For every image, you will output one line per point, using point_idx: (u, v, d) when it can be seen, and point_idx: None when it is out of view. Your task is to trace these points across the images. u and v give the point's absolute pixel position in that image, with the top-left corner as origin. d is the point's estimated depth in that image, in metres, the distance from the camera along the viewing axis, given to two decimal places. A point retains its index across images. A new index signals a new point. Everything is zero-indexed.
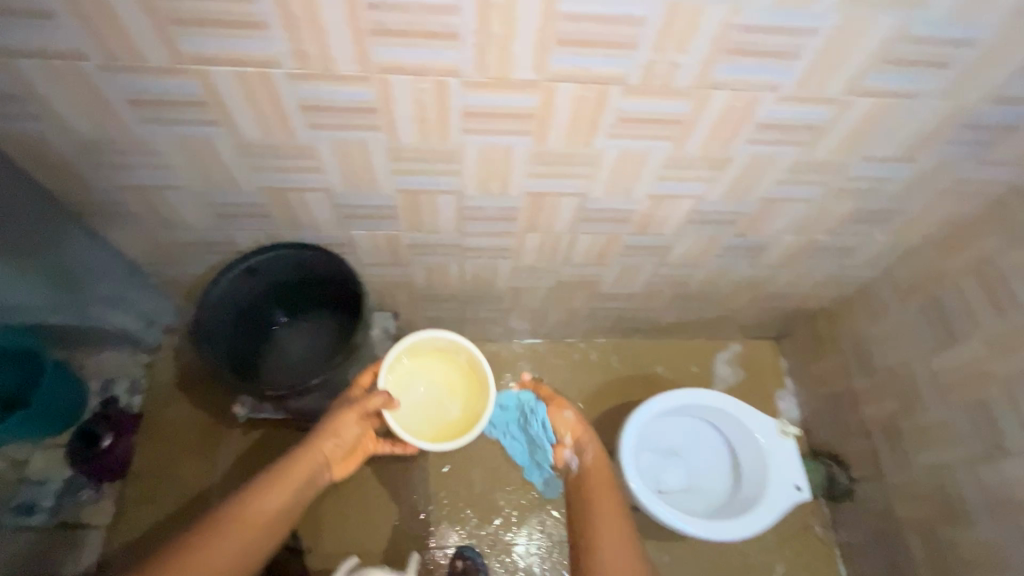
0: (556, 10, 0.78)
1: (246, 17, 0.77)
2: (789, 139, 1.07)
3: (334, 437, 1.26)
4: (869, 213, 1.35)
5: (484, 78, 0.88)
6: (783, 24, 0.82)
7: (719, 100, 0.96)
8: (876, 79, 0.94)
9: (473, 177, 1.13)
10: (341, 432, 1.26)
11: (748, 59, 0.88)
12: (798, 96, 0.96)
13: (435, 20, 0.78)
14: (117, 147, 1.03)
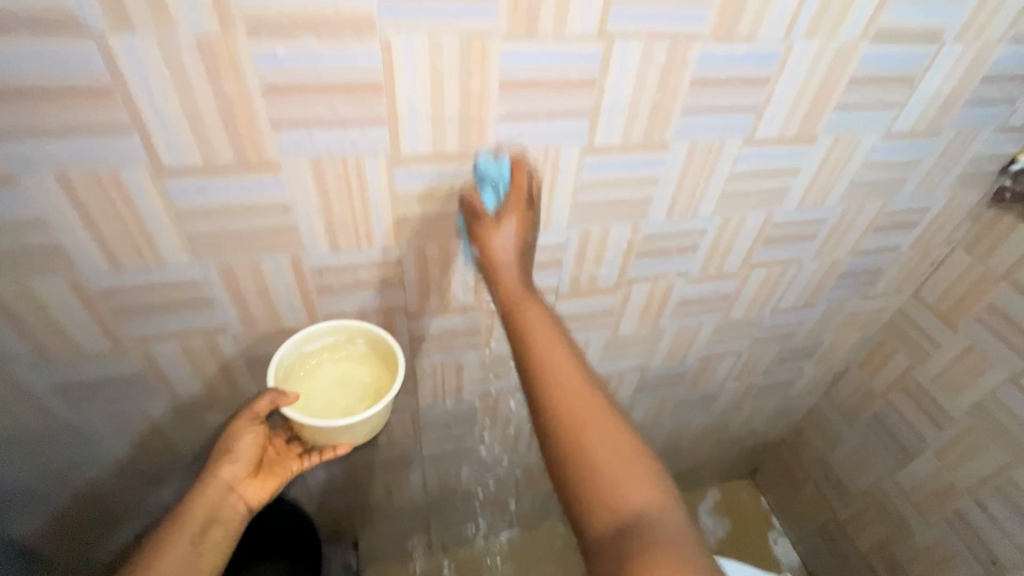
0: None
1: (193, 299, 0.79)
2: (707, 309, 1.19)
3: (222, 466, 0.87)
4: (792, 350, 1.46)
5: (429, 309, 0.94)
6: (677, 230, 0.97)
7: (640, 290, 1.07)
8: (763, 255, 1.10)
9: (427, 392, 1.12)
10: (231, 449, 0.87)
11: (656, 258, 1.01)
12: (705, 276, 1.10)
13: (378, 272, 0.85)
14: (45, 441, 0.90)
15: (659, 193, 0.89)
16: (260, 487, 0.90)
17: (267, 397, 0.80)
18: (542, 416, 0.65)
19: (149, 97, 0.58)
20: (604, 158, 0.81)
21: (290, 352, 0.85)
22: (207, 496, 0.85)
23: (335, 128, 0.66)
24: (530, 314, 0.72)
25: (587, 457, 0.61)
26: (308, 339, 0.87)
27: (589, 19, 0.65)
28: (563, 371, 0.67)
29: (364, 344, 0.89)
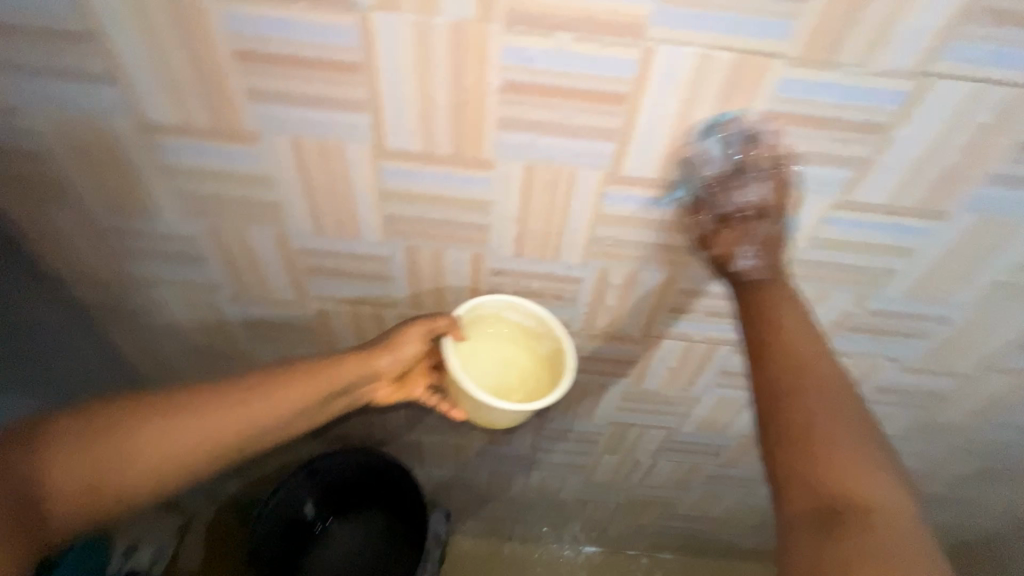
0: (673, 285, 0.78)
1: (375, 273, 0.80)
2: (910, 403, 0.98)
3: (379, 354, 0.77)
4: (1000, 471, 1.17)
5: (591, 330, 0.88)
6: (912, 311, 0.79)
7: (836, 365, 0.90)
8: (1016, 361, 0.86)
9: (559, 405, 1.07)
10: (398, 344, 0.77)
11: (871, 336, 0.84)
12: (923, 368, 0.89)
13: (552, 286, 0.80)
14: (222, 358, 1.01)
15: (907, 268, 0.72)
16: (389, 395, 0.87)
17: (450, 324, 0.74)
18: (781, 432, 0.58)
19: (390, 79, 0.57)
20: (856, 217, 0.66)
21: (492, 304, 0.77)
22: (356, 370, 0.76)
23: (559, 137, 0.60)
24: (777, 299, 0.64)
25: (863, 522, 0.51)
26: (509, 307, 0.78)
27: (909, 52, 0.51)
28: (822, 398, 0.57)
29: (546, 349, 0.79)
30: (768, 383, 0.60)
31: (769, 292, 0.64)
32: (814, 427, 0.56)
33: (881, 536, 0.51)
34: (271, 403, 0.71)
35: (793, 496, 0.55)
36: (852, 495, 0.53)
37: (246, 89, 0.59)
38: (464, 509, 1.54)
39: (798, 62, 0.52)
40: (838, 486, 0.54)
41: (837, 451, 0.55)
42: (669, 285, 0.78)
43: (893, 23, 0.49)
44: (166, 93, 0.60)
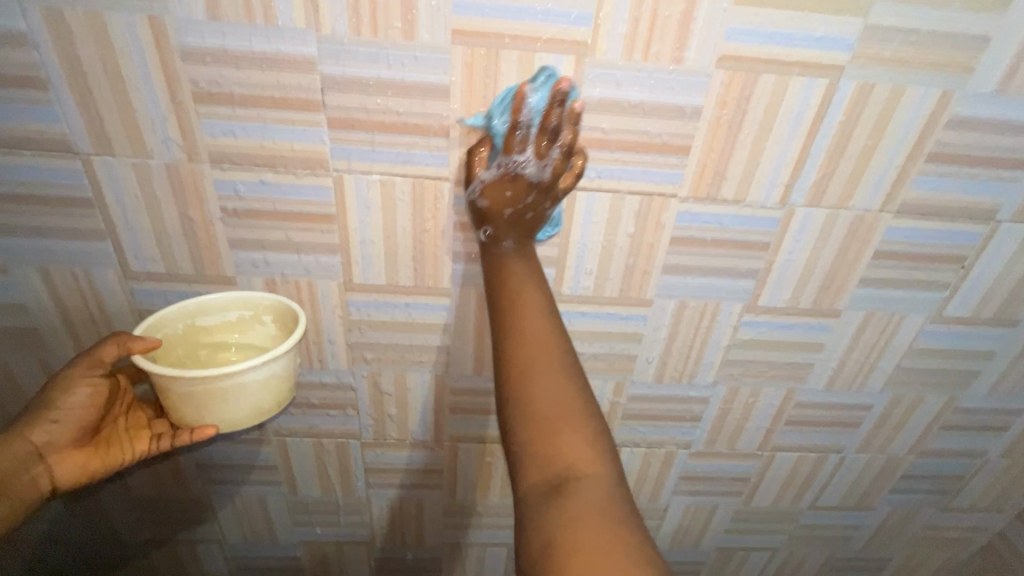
0: (445, 387, 0.82)
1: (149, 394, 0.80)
2: (720, 490, 0.99)
3: (33, 425, 0.62)
4: (849, 560, 1.16)
5: (384, 439, 0.88)
6: (670, 394, 0.85)
7: (632, 455, 0.92)
8: (788, 436, 0.92)
9: (383, 529, 1.01)
10: (58, 400, 0.63)
11: (647, 422, 0.88)
12: (712, 452, 0.93)
13: (330, 395, 0.82)
14: None
15: (645, 353, 0.80)
16: (78, 470, 0.65)
17: (117, 341, 0.61)
18: (515, 404, 0.50)
19: (122, 211, 0.64)
20: (575, 309, 0.74)
21: (177, 316, 0.66)
22: (3, 460, 0.60)
23: (288, 252, 0.68)
24: (519, 268, 0.58)
25: (571, 501, 0.44)
26: (208, 309, 0.67)
27: None
28: (545, 363, 0.51)
29: (274, 327, 0.69)
30: (513, 349, 0.52)
31: (511, 262, 0.58)
32: (540, 402, 0.49)
33: (604, 519, 0.43)
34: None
35: (524, 476, 0.47)
36: (571, 481, 0.45)
37: None
38: None
39: (463, 182, 0.64)
40: (559, 465, 0.46)
41: (553, 433, 0.48)
42: (441, 386, 0.82)
43: None
44: None
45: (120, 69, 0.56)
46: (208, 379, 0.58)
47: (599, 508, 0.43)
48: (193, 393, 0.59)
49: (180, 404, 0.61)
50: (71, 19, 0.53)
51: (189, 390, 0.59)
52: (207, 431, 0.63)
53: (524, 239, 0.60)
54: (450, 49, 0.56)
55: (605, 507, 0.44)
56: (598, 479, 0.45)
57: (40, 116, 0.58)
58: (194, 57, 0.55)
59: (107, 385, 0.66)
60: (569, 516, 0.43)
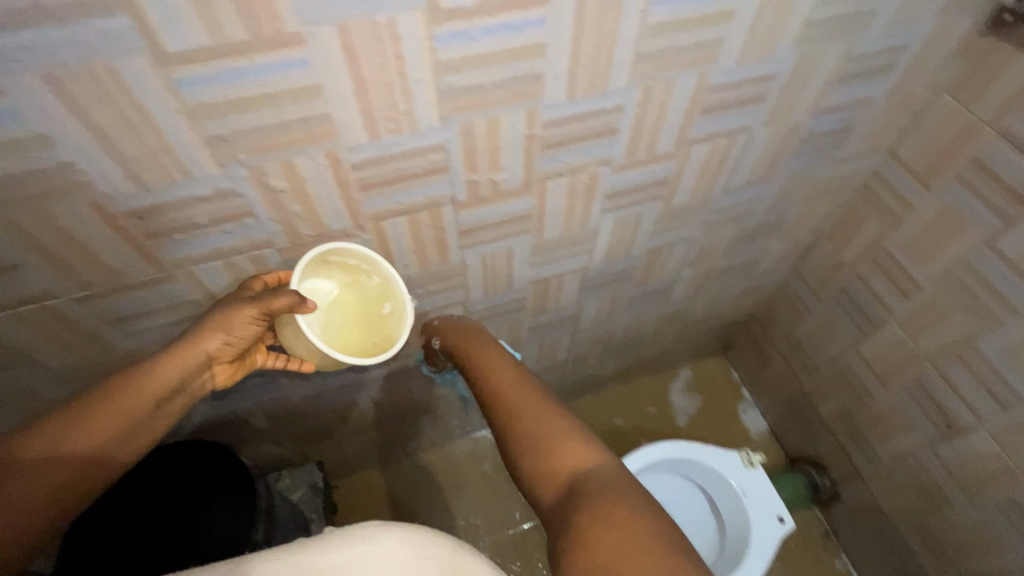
0: (344, 164, 0.72)
1: None
2: (644, 198, 1.03)
3: (208, 336, 0.75)
4: (754, 229, 1.32)
5: (301, 240, 0.81)
6: (586, 111, 0.79)
7: (558, 187, 0.91)
8: (702, 127, 0.92)
9: None
10: (235, 326, 0.75)
11: (567, 148, 0.84)
12: (633, 162, 0.93)
13: (215, 207, 0.70)
14: None
15: (552, 69, 0.71)
16: (228, 378, 0.80)
17: (294, 296, 0.73)
18: (524, 450, 0.71)
19: None
20: (462, 26, 0.62)
21: (319, 252, 0.79)
22: (179, 364, 0.73)
23: (50, 26, 0.48)
24: (487, 352, 0.90)
25: (579, 486, 0.63)
26: (336, 251, 0.80)
27: None
28: (532, 409, 0.75)
29: (377, 283, 0.85)
30: (511, 403, 0.76)
31: (482, 350, 0.91)
32: (528, 425, 0.72)
33: (614, 493, 0.61)
34: (85, 423, 0.67)
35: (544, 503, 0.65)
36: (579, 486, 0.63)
37: None
38: (337, 453, 1.52)
39: None
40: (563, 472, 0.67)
41: (548, 438, 0.70)
42: (338, 165, 0.72)
43: None
44: None
45: None
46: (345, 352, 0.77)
47: (610, 486, 0.62)
48: (324, 355, 0.77)
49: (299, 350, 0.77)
50: None
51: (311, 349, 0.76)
52: (308, 365, 0.81)
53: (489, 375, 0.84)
54: None
55: (602, 479, 0.64)
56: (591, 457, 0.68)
57: None
58: None
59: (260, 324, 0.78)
60: (586, 496, 0.61)
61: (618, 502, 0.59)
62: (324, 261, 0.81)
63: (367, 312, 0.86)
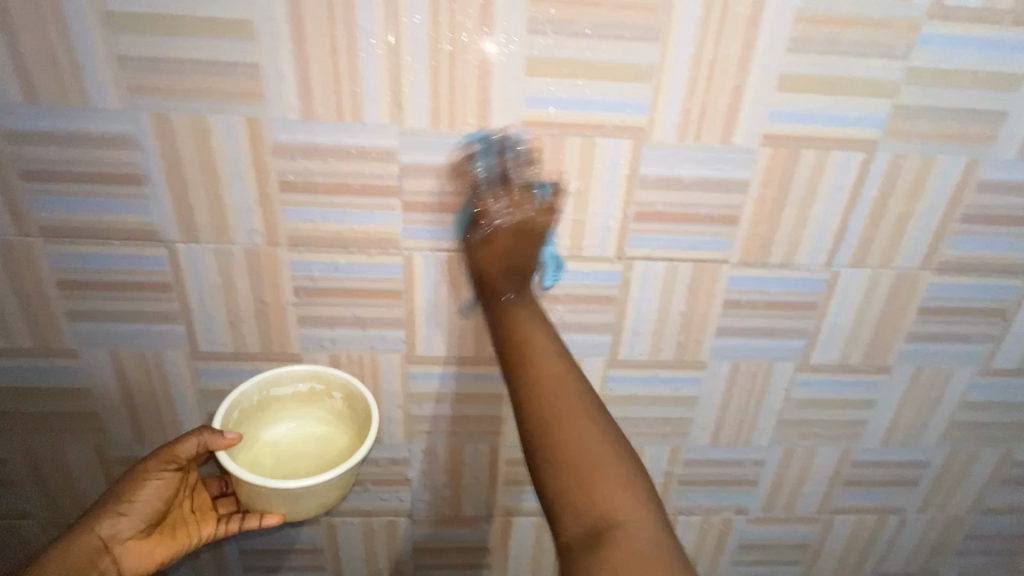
0: (501, 456, 0.82)
1: None
2: (779, 557, 0.96)
3: (108, 513, 0.67)
4: None
5: (437, 514, 0.87)
6: (726, 458, 0.84)
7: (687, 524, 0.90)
8: (846, 497, 0.90)
9: None
10: (131, 496, 0.68)
11: (703, 488, 0.86)
12: (769, 517, 0.91)
13: (385, 469, 0.82)
14: None
15: (700, 418, 0.80)
16: (146, 558, 0.69)
17: (196, 438, 0.65)
18: (556, 491, 0.51)
19: (200, 296, 0.67)
20: (631, 374, 0.76)
21: (255, 388, 0.69)
22: (86, 540, 0.66)
23: (356, 327, 0.70)
24: (530, 322, 0.60)
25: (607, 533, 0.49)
26: (279, 383, 0.70)
27: (605, 243, 0.67)
28: (600, 454, 0.52)
29: (342, 403, 0.72)
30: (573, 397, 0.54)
31: (521, 315, 0.60)
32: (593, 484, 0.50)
33: (649, 566, 0.47)
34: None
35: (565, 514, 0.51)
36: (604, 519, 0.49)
37: (73, 314, 0.67)
38: None
39: None
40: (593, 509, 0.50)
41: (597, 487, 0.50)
42: (496, 457, 0.82)
43: (584, 226, 0.65)
44: None
45: (215, 164, 0.60)
46: (292, 491, 0.62)
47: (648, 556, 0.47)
48: (273, 495, 0.63)
49: (252, 498, 0.64)
50: (176, 122, 0.58)
51: (258, 491, 0.63)
52: (273, 519, 0.66)
53: (524, 284, 0.61)
54: (519, 137, 0.60)
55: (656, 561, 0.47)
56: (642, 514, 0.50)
57: (133, 212, 0.62)
58: (284, 152, 0.60)
59: (176, 480, 0.70)
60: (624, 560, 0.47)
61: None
62: (268, 397, 0.71)
63: (335, 442, 0.72)
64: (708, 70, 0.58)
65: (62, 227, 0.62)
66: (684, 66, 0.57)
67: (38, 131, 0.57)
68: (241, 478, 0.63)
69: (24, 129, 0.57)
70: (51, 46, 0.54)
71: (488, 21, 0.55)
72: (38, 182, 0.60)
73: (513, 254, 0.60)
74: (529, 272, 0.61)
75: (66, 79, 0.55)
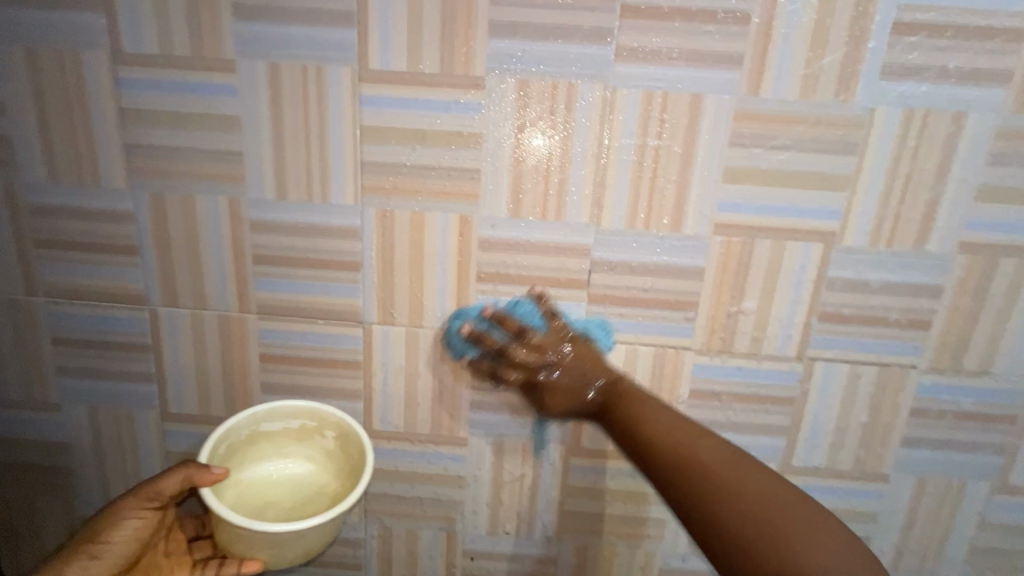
0: (654, 563, 0.77)
1: (349, 557, 0.79)
2: None
3: (78, 556, 0.62)
4: None
5: None
6: None
7: None
8: None
9: None
10: (106, 536, 0.64)
11: None
12: None
13: (530, 567, 0.78)
14: None
15: (879, 539, 0.73)
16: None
17: (180, 473, 0.63)
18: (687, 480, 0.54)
19: (384, 376, 0.70)
20: (804, 482, 0.71)
21: (246, 422, 0.68)
22: None
23: (524, 413, 0.71)
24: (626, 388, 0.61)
25: (705, 500, 0.52)
26: (271, 418, 0.69)
27: (787, 343, 0.66)
28: (671, 420, 0.57)
29: (334, 441, 0.70)
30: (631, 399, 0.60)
31: (622, 387, 0.61)
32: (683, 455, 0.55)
33: (762, 508, 0.51)
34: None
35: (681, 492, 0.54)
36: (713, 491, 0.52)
37: (264, 384, 0.72)
38: None
39: (705, 352, 0.67)
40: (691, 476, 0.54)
41: (698, 460, 0.54)
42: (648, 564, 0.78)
43: (767, 324, 0.65)
44: (192, 390, 0.72)
45: (422, 255, 0.65)
46: (280, 534, 0.60)
47: (754, 486, 0.52)
48: (255, 540, 0.61)
49: (237, 540, 0.61)
50: (398, 217, 0.64)
51: (243, 531, 0.60)
52: (252, 562, 0.64)
53: (594, 361, 0.62)
54: (711, 238, 0.62)
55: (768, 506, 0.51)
56: (768, 483, 0.52)
57: (339, 294, 0.67)
58: (488, 246, 0.64)
59: (156, 519, 0.67)
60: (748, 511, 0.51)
61: (791, 537, 0.49)
62: (257, 432, 0.70)
63: (326, 482, 0.70)
64: (905, 180, 0.60)
65: (274, 304, 0.68)
66: (880, 176, 0.60)
67: (277, 221, 0.64)
68: (227, 518, 0.60)
69: (266, 220, 0.65)
70: (307, 153, 0.62)
71: (693, 135, 0.59)
72: (265, 265, 0.66)
73: (573, 369, 0.62)
74: (587, 376, 0.61)
75: (312, 180, 0.63)
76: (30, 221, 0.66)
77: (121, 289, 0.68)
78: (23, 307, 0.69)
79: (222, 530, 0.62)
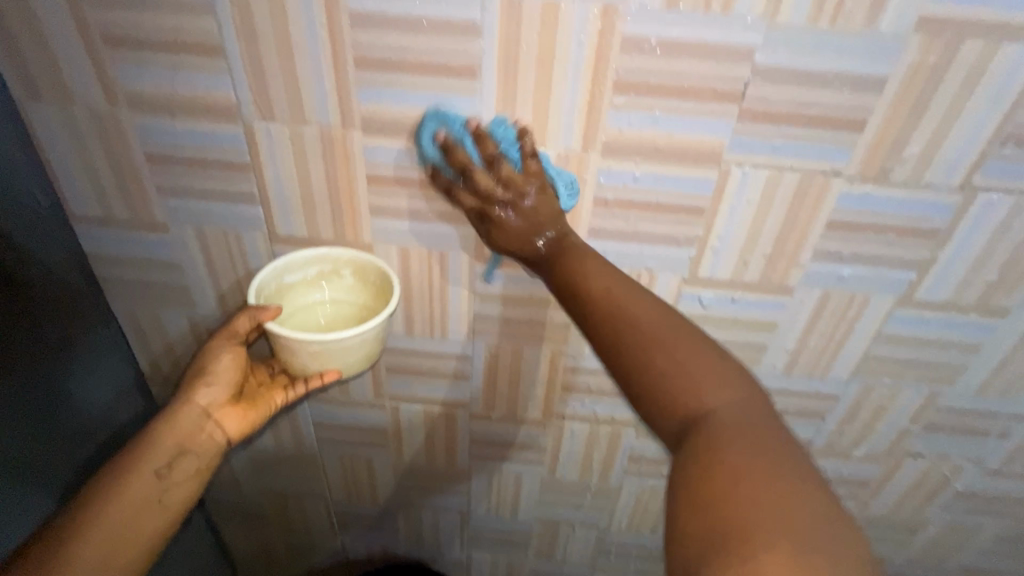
0: None
1: (455, 371, 0.83)
2: (995, 510, 0.95)
3: (195, 386, 0.68)
4: None
5: None
6: (980, 408, 0.81)
7: (912, 467, 0.89)
8: None
9: (622, 518, 1.03)
10: (208, 367, 0.69)
11: (942, 434, 0.85)
12: (1008, 471, 0.89)
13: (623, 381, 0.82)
14: (284, 464, 1.00)
15: (974, 366, 0.77)
16: (242, 423, 0.71)
17: (245, 314, 0.65)
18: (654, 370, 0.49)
19: None
20: (921, 313, 0.72)
21: (271, 278, 0.69)
22: (177, 418, 0.67)
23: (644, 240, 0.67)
24: (577, 257, 0.58)
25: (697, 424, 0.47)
26: (290, 269, 0.70)
27: (954, 170, 0.60)
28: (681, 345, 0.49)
29: (352, 278, 0.73)
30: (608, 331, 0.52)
31: (568, 258, 0.58)
32: (678, 380, 0.48)
33: (760, 444, 0.44)
34: (91, 530, 0.61)
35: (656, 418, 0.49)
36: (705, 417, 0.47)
37: (369, 205, 0.68)
38: None
39: (856, 179, 0.61)
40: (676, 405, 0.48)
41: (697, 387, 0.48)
42: None
43: (934, 152, 0.59)
44: (299, 213, 0.69)
45: (553, 59, 0.56)
46: (343, 342, 0.64)
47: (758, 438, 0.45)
48: (329, 351, 0.64)
49: (312, 359, 0.65)
50: (527, 8, 0.53)
51: (313, 350, 0.64)
52: (331, 376, 0.68)
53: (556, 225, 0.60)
54: (909, 39, 0.52)
55: (787, 476, 0.43)
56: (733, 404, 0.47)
57: (457, 105, 0.59)
58: (632, 48, 0.55)
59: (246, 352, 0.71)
60: (724, 444, 0.44)
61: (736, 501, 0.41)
62: (283, 286, 0.72)
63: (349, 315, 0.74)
64: None
65: (383, 119, 0.61)
66: None
67: (382, 15, 0.54)
68: (287, 339, 0.63)
69: (369, 13, 0.54)
70: None
71: None
72: (370, 70, 0.58)
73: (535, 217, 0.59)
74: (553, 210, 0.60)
75: None
76: (92, 8, 0.56)
77: (208, 97, 0.61)
78: (107, 116, 0.63)
79: (290, 353, 0.65)
